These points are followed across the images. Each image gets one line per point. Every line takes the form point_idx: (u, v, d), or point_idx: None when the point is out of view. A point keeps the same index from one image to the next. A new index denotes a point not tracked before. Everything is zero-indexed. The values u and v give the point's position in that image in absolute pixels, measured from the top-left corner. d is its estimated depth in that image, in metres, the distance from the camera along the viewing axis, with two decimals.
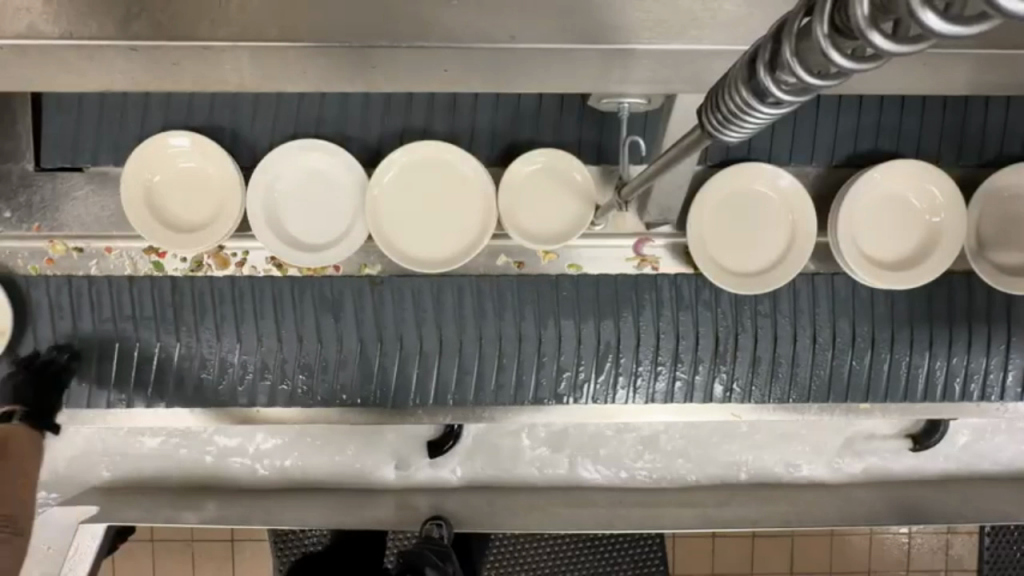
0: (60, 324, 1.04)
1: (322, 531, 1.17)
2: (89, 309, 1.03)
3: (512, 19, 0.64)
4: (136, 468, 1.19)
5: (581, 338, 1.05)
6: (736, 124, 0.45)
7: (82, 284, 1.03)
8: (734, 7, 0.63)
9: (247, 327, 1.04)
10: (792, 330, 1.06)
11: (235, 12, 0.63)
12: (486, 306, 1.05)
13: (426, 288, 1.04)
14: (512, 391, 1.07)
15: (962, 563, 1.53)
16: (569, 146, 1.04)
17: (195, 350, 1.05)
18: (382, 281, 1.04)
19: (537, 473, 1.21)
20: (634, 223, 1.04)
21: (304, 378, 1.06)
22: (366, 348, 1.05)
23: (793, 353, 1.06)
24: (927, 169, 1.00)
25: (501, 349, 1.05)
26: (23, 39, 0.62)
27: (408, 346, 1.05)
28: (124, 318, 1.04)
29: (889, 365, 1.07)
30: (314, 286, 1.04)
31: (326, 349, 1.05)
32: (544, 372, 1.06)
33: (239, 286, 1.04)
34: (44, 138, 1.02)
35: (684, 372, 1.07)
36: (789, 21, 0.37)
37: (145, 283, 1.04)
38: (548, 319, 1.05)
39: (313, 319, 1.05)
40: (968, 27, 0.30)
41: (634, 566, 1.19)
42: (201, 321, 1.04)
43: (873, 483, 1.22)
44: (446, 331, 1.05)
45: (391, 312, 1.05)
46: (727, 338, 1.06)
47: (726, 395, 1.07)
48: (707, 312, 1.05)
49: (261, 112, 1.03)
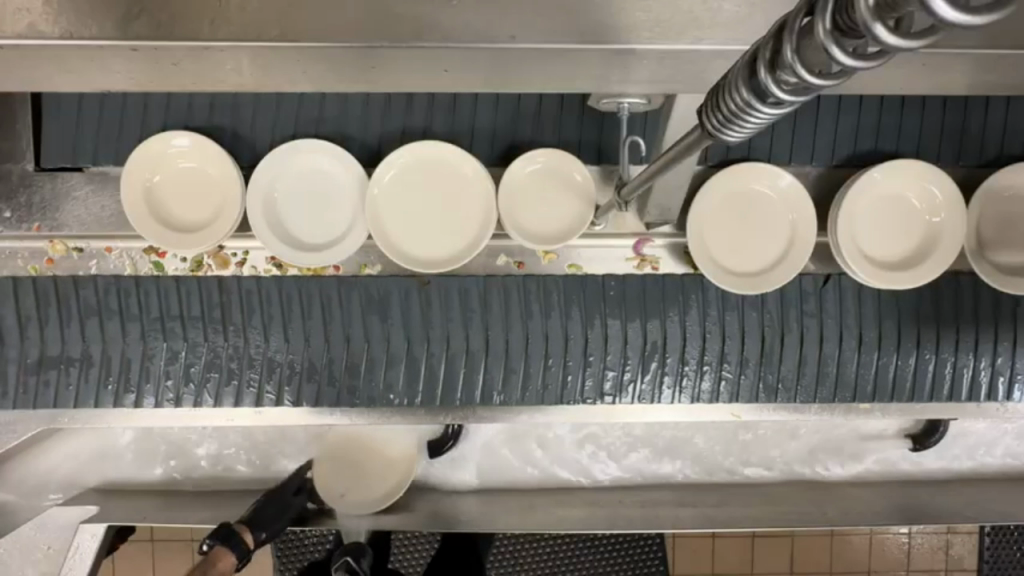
0: (109, 326, 1.02)
1: (321, 530, 1.16)
2: (137, 309, 1.02)
3: (513, 18, 0.63)
4: (141, 469, 1.19)
5: (628, 338, 1.04)
6: (736, 124, 0.45)
7: (131, 284, 1.02)
8: (734, 6, 0.62)
9: (294, 326, 1.03)
10: (837, 330, 1.05)
11: (235, 12, 0.62)
12: (532, 307, 1.04)
13: (473, 287, 1.03)
14: (556, 391, 1.05)
15: (962, 563, 1.53)
16: (570, 146, 1.04)
17: (242, 350, 1.03)
18: (430, 281, 1.03)
19: (540, 474, 1.21)
20: (634, 223, 1.05)
21: (347, 380, 1.04)
22: (413, 349, 1.04)
23: (839, 353, 1.06)
24: (928, 169, 1.00)
25: (547, 348, 1.04)
26: (23, 39, 0.61)
27: (456, 345, 1.03)
28: (172, 318, 1.03)
29: (933, 366, 1.07)
30: (362, 285, 1.03)
31: (374, 349, 1.04)
32: (590, 371, 1.05)
33: (286, 287, 1.03)
34: (44, 138, 1.02)
35: (733, 374, 1.05)
36: (790, 21, 0.37)
37: (193, 283, 1.02)
38: (595, 318, 1.04)
39: (360, 320, 1.03)
40: (982, 17, 0.29)
41: (635, 566, 1.19)
42: (248, 321, 1.03)
43: (873, 483, 1.22)
44: (493, 329, 1.03)
45: (438, 313, 1.03)
46: (772, 338, 1.05)
47: (775, 395, 1.06)
48: (754, 312, 1.05)
49: (261, 113, 1.03)
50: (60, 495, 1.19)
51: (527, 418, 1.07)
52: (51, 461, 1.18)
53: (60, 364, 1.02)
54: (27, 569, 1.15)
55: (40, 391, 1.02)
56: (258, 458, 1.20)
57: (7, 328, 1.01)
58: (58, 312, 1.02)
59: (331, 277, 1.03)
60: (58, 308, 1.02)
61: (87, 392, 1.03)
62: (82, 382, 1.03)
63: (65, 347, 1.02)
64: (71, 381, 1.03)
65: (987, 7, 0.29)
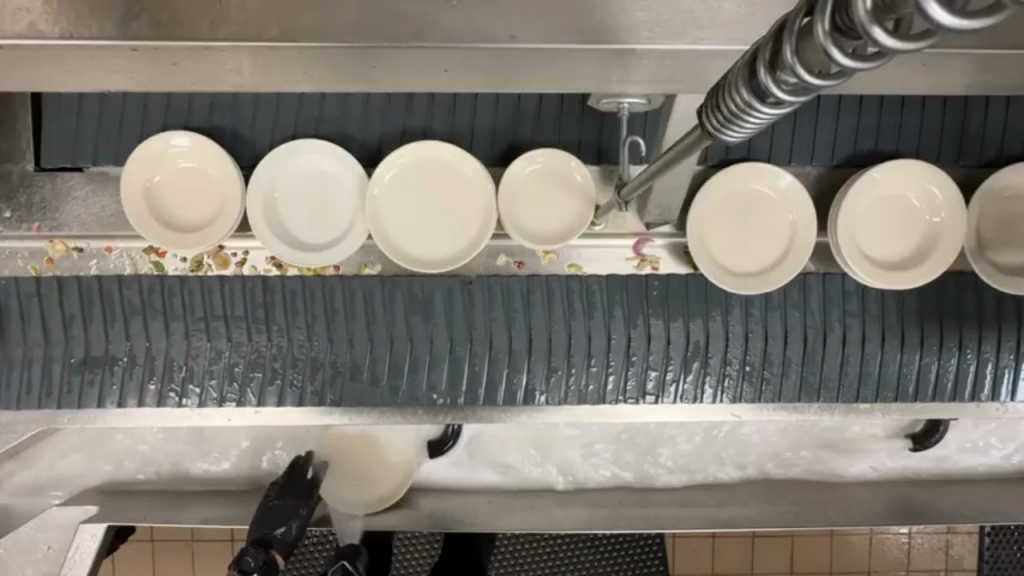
0: (153, 325, 1.02)
1: (319, 530, 1.15)
2: (181, 309, 1.02)
3: (513, 18, 0.63)
4: (146, 469, 1.19)
5: (671, 338, 1.04)
6: (736, 124, 0.45)
7: (174, 282, 1.02)
8: (734, 7, 0.62)
9: (337, 327, 1.03)
10: (880, 332, 1.05)
11: (235, 12, 0.62)
12: (575, 306, 1.03)
13: (516, 287, 1.03)
14: (596, 393, 1.05)
15: (962, 563, 1.53)
16: (570, 146, 1.04)
17: (286, 350, 1.03)
18: (473, 281, 1.03)
19: (543, 475, 1.21)
20: (634, 223, 1.05)
21: (389, 380, 1.03)
22: (456, 349, 1.03)
23: (882, 353, 1.05)
24: (927, 169, 1.00)
25: (589, 349, 1.03)
26: (23, 39, 0.61)
27: (498, 345, 1.03)
28: (216, 317, 1.02)
29: (975, 366, 1.06)
30: (405, 285, 1.03)
31: (417, 349, 1.03)
32: (632, 371, 1.04)
33: (329, 286, 1.03)
34: (44, 138, 1.02)
35: (776, 375, 1.05)
36: (790, 21, 0.37)
37: (236, 283, 1.02)
38: (637, 318, 1.03)
39: (403, 320, 1.03)
40: (979, 20, 0.29)
41: (636, 567, 1.18)
42: (291, 321, 1.02)
43: (873, 483, 1.22)
44: (536, 328, 1.03)
45: (480, 313, 1.03)
46: (815, 338, 1.05)
47: (818, 395, 1.06)
48: (797, 312, 1.05)
49: (261, 113, 1.03)
50: (60, 495, 1.19)
51: (525, 418, 1.06)
52: (54, 460, 1.18)
53: (104, 363, 1.02)
54: (27, 569, 1.16)
55: (84, 391, 1.02)
56: (258, 458, 1.20)
57: (51, 327, 1.01)
58: (103, 312, 1.02)
59: (375, 278, 1.03)
60: (101, 306, 1.02)
61: (130, 391, 1.03)
62: (126, 381, 1.03)
63: (109, 346, 1.02)
64: (115, 381, 1.03)
65: (984, 11, 0.29)
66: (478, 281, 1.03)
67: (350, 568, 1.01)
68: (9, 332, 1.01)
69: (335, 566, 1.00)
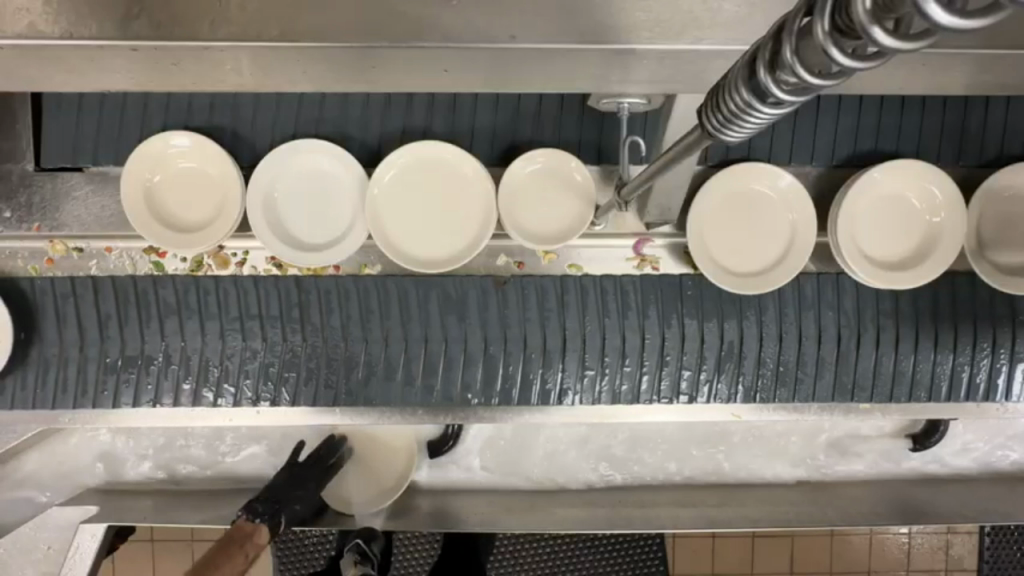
0: (189, 325, 1.02)
1: (321, 530, 1.14)
2: (216, 309, 1.02)
3: (513, 18, 0.63)
4: (148, 469, 1.20)
5: (705, 338, 1.04)
6: (736, 124, 0.45)
7: (209, 283, 1.02)
8: (734, 6, 0.62)
9: (372, 326, 1.03)
10: (914, 333, 1.05)
11: (235, 12, 0.62)
12: (609, 306, 1.03)
13: (551, 287, 1.03)
14: (630, 392, 1.05)
15: (962, 563, 1.53)
16: (570, 146, 1.04)
17: (321, 349, 1.03)
18: (508, 281, 1.03)
19: (544, 475, 1.21)
20: (634, 223, 1.05)
21: (424, 380, 1.04)
22: (490, 349, 1.03)
23: (915, 353, 1.05)
24: (927, 170, 1.00)
25: (623, 349, 1.04)
26: (22, 39, 0.61)
27: (533, 345, 1.03)
28: (250, 317, 1.03)
29: (1008, 366, 1.06)
30: (439, 284, 1.03)
31: (452, 348, 1.03)
32: (666, 372, 1.04)
33: (364, 285, 1.03)
34: (44, 138, 1.02)
35: (809, 375, 1.05)
36: (790, 21, 0.37)
37: (271, 283, 1.02)
38: (671, 318, 1.03)
39: (438, 319, 1.03)
40: (977, 19, 0.29)
41: (636, 567, 1.18)
42: (326, 320, 1.03)
43: (873, 482, 1.22)
44: (570, 328, 1.03)
45: (515, 312, 1.03)
46: (849, 339, 1.05)
47: (852, 395, 1.06)
48: (830, 312, 1.05)
49: (261, 113, 1.03)
50: (61, 495, 1.19)
51: (527, 418, 1.06)
52: (52, 460, 1.18)
53: (139, 363, 1.03)
54: (26, 569, 1.16)
55: (120, 391, 1.03)
56: (259, 457, 1.20)
57: (87, 327, 1.02)
58: (138, 313, 1.02)
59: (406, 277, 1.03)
60: (137, 308, 1.02)
61: (165, 390, 1.03)
62: (160, 381, 1.03)
63: (145, 347, 1.02)
64: (150, 381, 1.03)
65: (983, 10, 0.29)
66: (512, 281, 1.03)
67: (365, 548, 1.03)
68: (45, 331, 1.02)
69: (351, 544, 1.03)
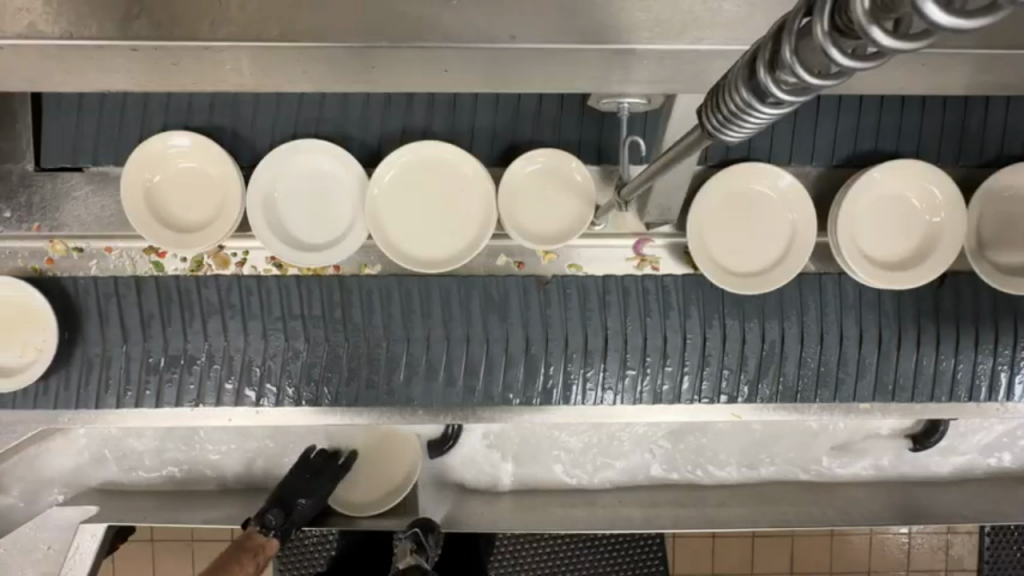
0: (232, 325, 1.03)
1: (323, 530, 1.13)
2: (259, 310, 1.03)
3: (513, 19, 0.63)
4: (149, 468, 1.20)
5: (746, 338, 1.04)
6: (736, 124, 0.45)
7: (252, 282, 1.03)
8: (734, 6, 0.62)
9: (415, 326, 1.03)
10: (956, 333, 1.05)
11: (235, 12, 0.62)
12: (651, 305, 1.04)
13: (592, 287, 1.03)
14: (671, 392, 1.05)
15: (962, 563, 1.53)
16: (570, 146, 1.04)
17: (363, 349, 1.03)
18: (550, 281, 1.03)
19: (545, 475, 1.21)
20: (634, 223, 1.05)
21: (465, 380, 1.04)
22: (532, 349, 1.03)
23: (956, 353, 1.06)
24: (927, 170, 1.00)
25: (665, 349, 1.04)
26: (23, 39, 0.61)
27: (574, 345, 1.03)
28: (293, 317, 1.03)
29: None
30: (480, 284, 1.03)
31: (494, 349, 1.03)
32: (707, 372, 1.05)
33: (406, 285, 1.03)
34: (44, 139, 1.02)
35: (850, 375, 1.06)
36: (790, 21, 0.37)
37: (315, 283, 1.03)
38: (713, 318, 1.04)
39: (479, 319, 1.03)
40: (975, 20, 0.29)
41: (636, 567, 1.18)
42: (368, 321, 1.03)
43: (872, 482, 1.22)
44: (612, 327, 1.03)
45: (557, 312, 1.03)
46: (890, 338, 1.05)
47: (892, 395, 1.07)
48: (871, 312, 1.05)
49: (261, 113, 1.03)
50: (59, 495, 1.19)
51: (528, 418, 1.07)
52: (52, 460, 1.18)
53: (182, 363, 1.03)
54: (27, 569, 1.16)
55: (163, 390, 1.04)
56: (260, 457, 1.20)
57: (129, 327, 1.02)
58: (181, 313, 1.02)
59: (406, 277, 1.03)
60: (180, 306, 1.02)
61: (209, 391, 1.04)
62: (203, 380, 1.04)
63: (188, 346, 1.03)
64: (193, 380, 1.04)
65: (981, 11, 0.29)
66: (553, 281, 1.03)
67: (421, 538, 1.05)
68: (88, 331, 1.02)
69: (408, 532, 1.06)
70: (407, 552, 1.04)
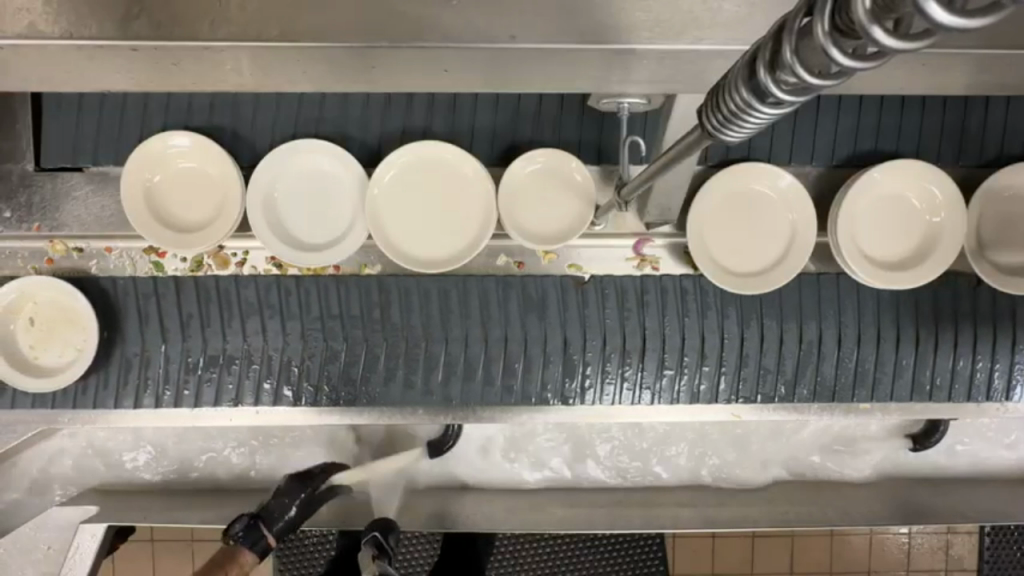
0: (270, 325, 1.03)
1: (322, 530, 1.14)
2: (298, 310, 1.03)
3: (513, 19, 0.63)
4: (149, 468, 1.19)
5: (784, 338, 1.04)
6: (736, 124, 0.45)
7: (292, 283, 1.03)
8: (734, 6, 0.62)
9: (454, 326, 1.03)
10: (993, 334, 1.05)
11: (234, 12, 0.62)
12: (689, 305, 1.04)
13: (630, 287, 1.04)
14: (709, 392, 1.05)
15: (962, 563, 1.53)
16: (570, 146, 1.04)
17: (402, 349, 1.03)
18: (588, 281, 1.04)
19: (546, 475, 1.21)
20: (634, 223, 1.05)
21: (503, 381, 1.04)
22: (570, 350, 1.03)
23: (992, 353, 1.06)
24: (926, 170, 1.00)
25: (703, 349, 1.04)
26: (23, 39, 0.61)
27: (613, 344, 1.04)
28: (331, 317, 1.03)
29: None
30: (519, 285, 1.04)
31: (532, 349, 1.03)
32: (745, 373, 1.05)
33: (445, 286, 1.03)
34: (44, 139, 1.02)
35: (887, 376, 1.06)
36: (789, 20, 0.37)
37: (354, 284, 1.03)
38: (751, 318, 1.04)
39: (518, 320, 1.03)
40: (974, 20, 0.29)
41: (637, 567, 1.18)
42: (408, 320, 1.03)
43: (871, 482, 1.22)
44: (650, 328, 1.04)
45: (595, 312, 1.04)
46: (927, 338, 1.05)
47: (929, 395, 1.07)
48: (908, 312, 1.05)
49: (260, 113, 1.03)
50: (59, 495, 1.19)
51: (528, 418, 1.07)
52: (52, 460, 1.18)
53: (220, 362, 1.04)
54: (26, 569, 1.16)
55: (202, 390, 1.04)
56: (260, 457, 1.20)
57: (170, 330, 1.03)
58: (220, 312, 1.03)
59: (411, 276, 1.03)
60: (220, 306, 1.03)
61: (248, 389, 1.04)
62: (243, 379, 1.04)
63: (226, 346, 1.03)
64: (232, 380, 1.04)
65: (982, 11, 0.29)
66: (592, 281, 1.04)
67: (382, 540, 1.04)
68: (127, 330, 1.03)
69: (367, 537, 1.04)
70: (369, 560, 1.02)
